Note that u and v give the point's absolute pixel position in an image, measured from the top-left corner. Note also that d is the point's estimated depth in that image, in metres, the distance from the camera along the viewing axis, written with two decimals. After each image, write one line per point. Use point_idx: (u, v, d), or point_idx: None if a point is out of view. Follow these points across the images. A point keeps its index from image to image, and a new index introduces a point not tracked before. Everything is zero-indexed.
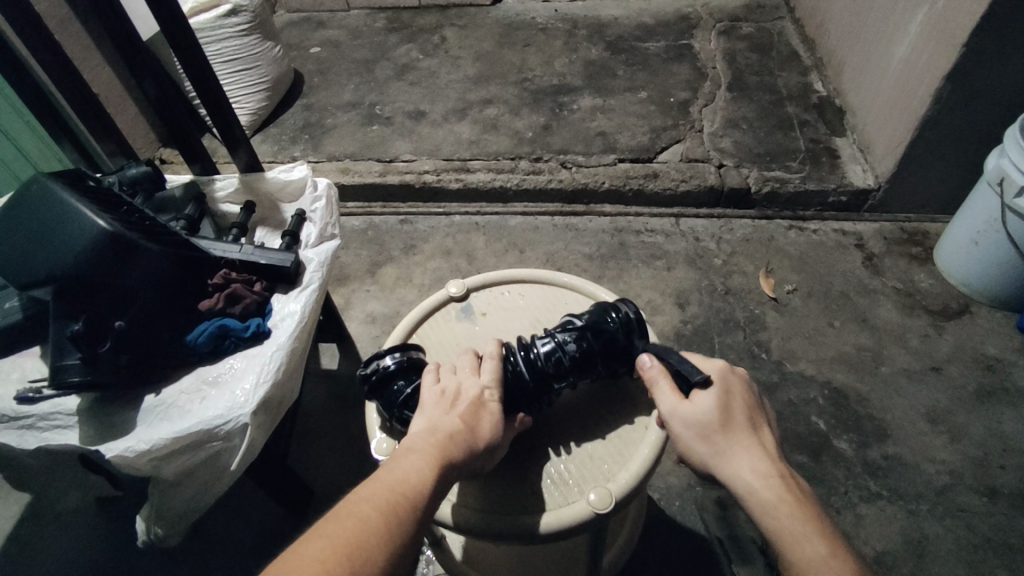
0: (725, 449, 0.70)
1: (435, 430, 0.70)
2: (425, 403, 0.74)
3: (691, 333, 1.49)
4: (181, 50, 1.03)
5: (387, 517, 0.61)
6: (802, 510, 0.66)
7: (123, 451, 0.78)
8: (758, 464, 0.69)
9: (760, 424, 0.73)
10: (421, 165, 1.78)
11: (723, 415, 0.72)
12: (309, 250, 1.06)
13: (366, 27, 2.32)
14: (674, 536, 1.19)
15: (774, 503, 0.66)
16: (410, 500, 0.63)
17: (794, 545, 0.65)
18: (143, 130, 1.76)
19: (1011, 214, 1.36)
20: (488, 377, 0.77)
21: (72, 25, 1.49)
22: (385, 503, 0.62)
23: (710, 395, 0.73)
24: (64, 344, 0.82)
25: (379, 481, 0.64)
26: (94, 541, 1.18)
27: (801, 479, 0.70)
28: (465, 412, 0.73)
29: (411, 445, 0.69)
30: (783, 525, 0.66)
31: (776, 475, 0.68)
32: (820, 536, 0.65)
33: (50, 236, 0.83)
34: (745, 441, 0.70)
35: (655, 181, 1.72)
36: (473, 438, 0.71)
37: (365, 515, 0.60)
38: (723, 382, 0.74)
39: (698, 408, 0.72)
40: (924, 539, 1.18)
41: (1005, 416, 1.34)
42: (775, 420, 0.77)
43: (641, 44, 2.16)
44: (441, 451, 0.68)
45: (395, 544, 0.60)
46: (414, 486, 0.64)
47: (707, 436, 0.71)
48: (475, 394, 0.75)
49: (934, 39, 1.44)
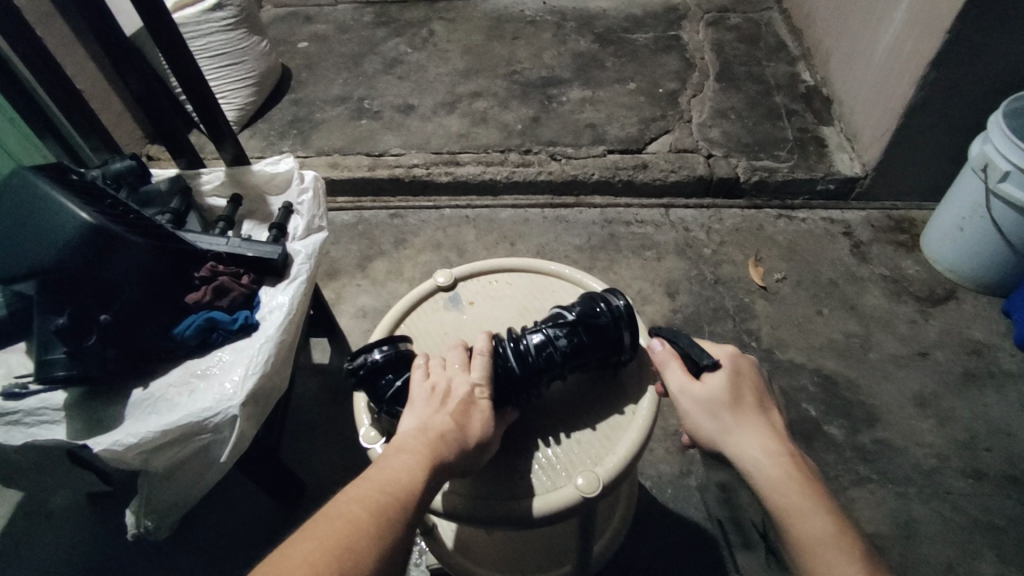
0: (732, 427, 0.71)
1: (425, 430, 0.70)
2: (414, 400, 0.74)
3: (681, 322, 1.50)
4: (165, 44, 1.02)
5: (377, 518, 0.61)
6: (810, 488, 0.67)
7: (111, 445, 0.78)
8: (766, 443, 0.70)
9: (770, 407, 0.74)
10: (411, 159, 1.77)
11: (733, 394, 0.73)
12: (297, 242, 1.06)
13: (354, 21, 2.31)
14: (666, 523, 1.20)
15: (781, 480, 0.67)
16: (400, 501, 0.64)
17: (801, 522, 0.65)
18: (128, 127, 1.75)
19: (996, 200, 1.37)
20: (478, 374, 0.77)
21: (55, 21, 1.48)
22: (375, 504, 0.62)
23: (721, 376, 0.74)
24: (49, 339, 0.83)
25: (369, 481, 0.64)
26: (86, 538, 1.18)
27: (807, 459, 0.71)
28: (455, 410, 0.73)
29: (401, 444, 0.69)
30: (791, 502, 0.66)
31: (785, 454, 0.69)
32: (826, 512, 0.66)
33: (32, 230, 0.83)
34: (753, 421, 0.71)
35: (644, 172, 1.72)
36: (464, 437, 0.71)
37: (355, 515, 0.61)
38: (733, 365, 0.75)
39: (709, 388, 0.73)
40: (913, 521, 1.20)
41: (992, 399, 1.35)
42: (782, 405, 0.79)
43: (629, 36, 2.16)
44: (432, 451, 0.68)
45: (385, 543, 0.60)
46: (404, 486, 0.65)
47: (715, 413, 0.72)
48: (466, 393, 0.75)
49: (918, 27, 1.45)
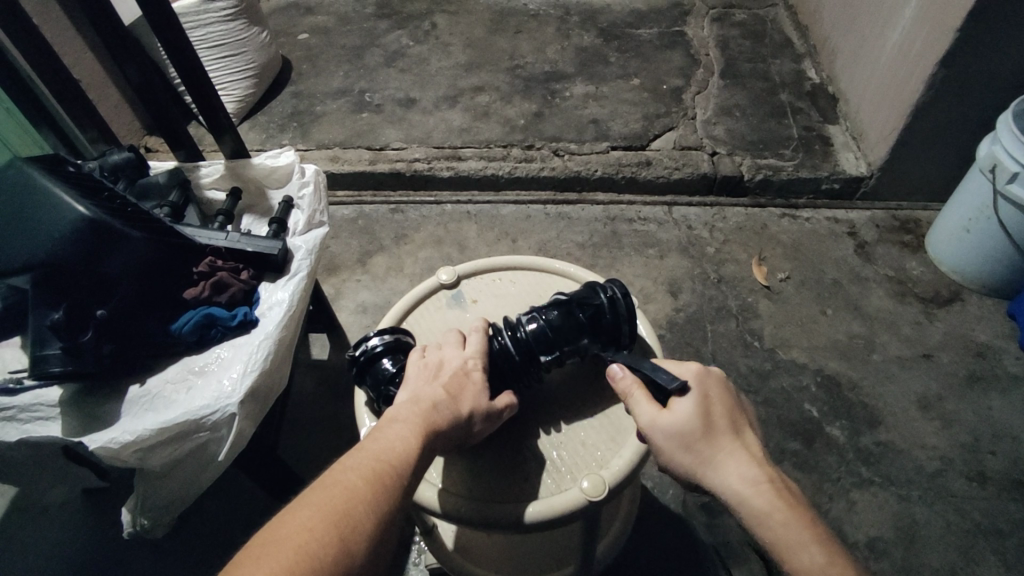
0: (709, 459, 0.68)
1: (417, 400, 0.70)
2: (409, 376, 0.74)
3: (685, 321, 1.49)
4: (161, 26, 1.00)
5: (372, 485, 0.61)
6: (800, 517, 0.66)
7: (107, 442, 0.77)
8: (746, 471, 0.68)
9: (743, 426, 0.72)
10: (412, 153, 1.75)
11: (704, 421, 0.70)
12: (297, 237, 1.04)
13: (355, 12, 2.28)
14: (667, 525, 1.19)
15: (767, 512, 0.65)
16: (396, 469, 0.64)
17: (792, 554, 0.64)
18: (126, 118, 1.73)
19: (1003, 200, 1.36)
20: (471, 349, 0.78)
21: (51, 9, 1.45)
22: (370, 471, 0.62)
23: (688, 402, 0.70)
24: (44, 334, 0.79)
25: (365, 450, 0.65)
26: (82, 533, 1.17)
27: (790, 480, 0.69)
28: (448, 382, 0.73)
29: (395, 414, 0.69)
30: (778, 534, 0.65)
31: (766, 481, 0.67)
32: (818, 543, 0.64)
33: (28, 222, 0.82)
34: (729, 448, 0.69)
35: (648, 169, 1.70)
36: (456, 408, 0.71)
37: (351, 483, 0.61)
38: (700, 386, 0.72)
39: (677, 417, 0.70)
40: (915, 524, 1.19)
41: (995, 401, 1.35)
42: (754, 416, 0.76)
43: (633, 31, 2.14)
44: (425, 420, 0.68)
45: (383, 510, 0.61)
46: (399, 453, 0.65)
47: (690, 446, 0.69)
48: (459, 365, 0.75)
49: (928, 24, 1.43)
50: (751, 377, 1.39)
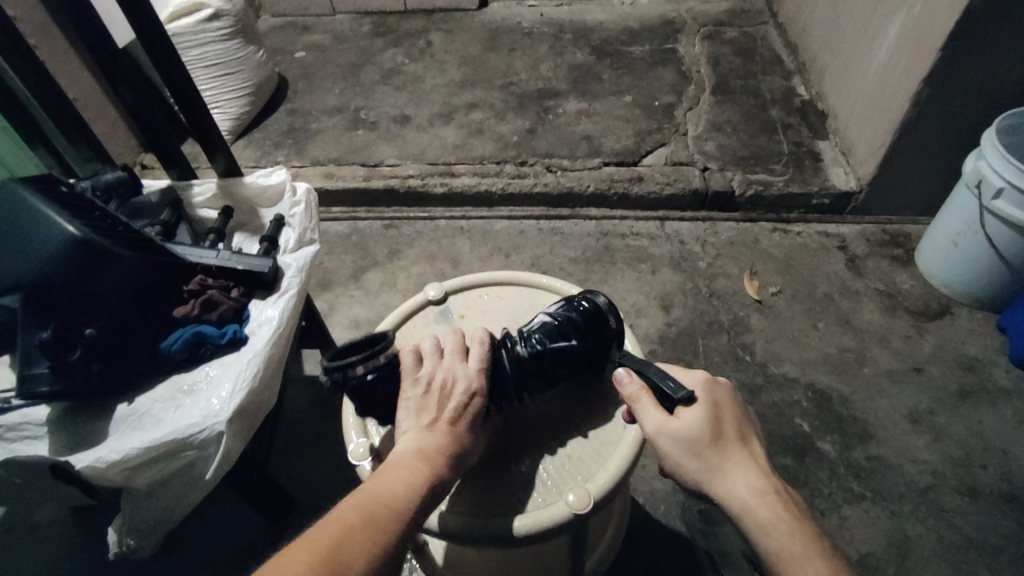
0: (717, 467, 0.69)
1: (424, 443, 0.71)
2: (411, 403, 0.76)
3: (676, 336, 1.49)
4: (154, 49, 1.01)
5: (371, 524, 0.64)
6: (800, 529, 0.66)
7: (93, 462, 0.77)
8: (753, 481, 0.68)
9: (748, 436, 0.72)
10: (406, 169, 1.77)
11: (713, 430, 0.70)
12: (287, 255, 1.05)
13: (352, 31, 2.31)
14: (657, 541, 1.18)
15: (772, 523, 0.66)
16: (396, 508, 0.66)
17: (797, 567, 0.64)
18: (122, 136, 1.75)
19: (990, 215, 1.37)
20: (474, 368, 0.78)
21: (49, 30, 1.48)
22: (368, 511, 0.65)
23: (696, 411, 0.71)
24: (32, 354, 0.80)
25: (367, 489, 0.67)
26: (69, 552, 1.16)
27: (793, 491, 0.70)
28: (450, 417, 0.74)
29: (400, 457, 0.71)
30: (786, 547, 0.65)
31: (772, 491, 0.68)
32: (820, 558, 0.64)
33: (19, 243, 0.82)
34: (735, 457, 0.69)
35: (640, 184, 1.72)
36: (458, 449, 0.73)
37: (349, 521, 0.63)
38: (709, 395, 0.72)
39: (686, 425, 0.70)
40: (907, 540, 1.18)
41: (986, 415, 1.35)
42: (761, 428, 0.76)
43: (626, 48, 2.17)
44: (428, 463, 0.70)
45: (381, 547, 0.63)
46: (400, 498, 0.67)
47: (696, 453, 0.69)
48: (463, 394, 0.75)
49: (913, 43, 1.46)
50: (743, 393, 1.39)
